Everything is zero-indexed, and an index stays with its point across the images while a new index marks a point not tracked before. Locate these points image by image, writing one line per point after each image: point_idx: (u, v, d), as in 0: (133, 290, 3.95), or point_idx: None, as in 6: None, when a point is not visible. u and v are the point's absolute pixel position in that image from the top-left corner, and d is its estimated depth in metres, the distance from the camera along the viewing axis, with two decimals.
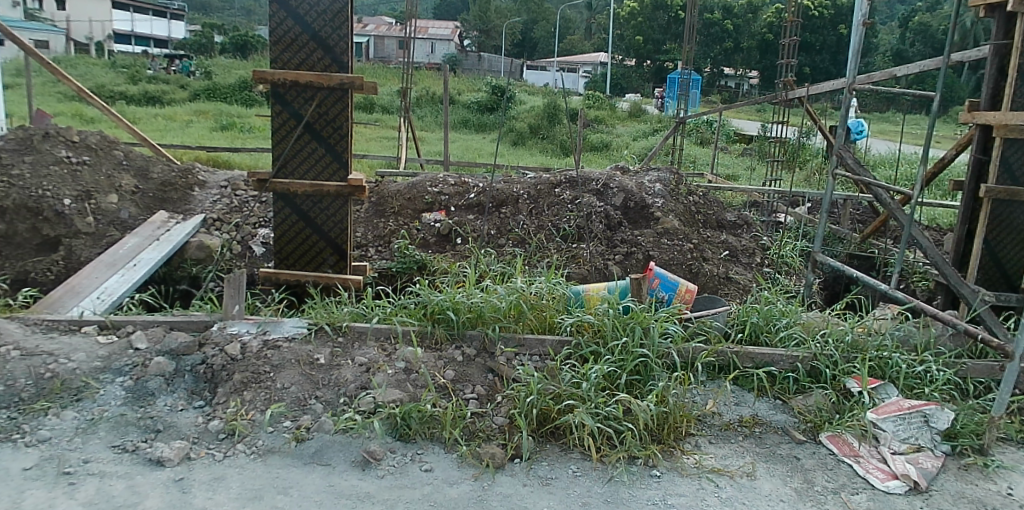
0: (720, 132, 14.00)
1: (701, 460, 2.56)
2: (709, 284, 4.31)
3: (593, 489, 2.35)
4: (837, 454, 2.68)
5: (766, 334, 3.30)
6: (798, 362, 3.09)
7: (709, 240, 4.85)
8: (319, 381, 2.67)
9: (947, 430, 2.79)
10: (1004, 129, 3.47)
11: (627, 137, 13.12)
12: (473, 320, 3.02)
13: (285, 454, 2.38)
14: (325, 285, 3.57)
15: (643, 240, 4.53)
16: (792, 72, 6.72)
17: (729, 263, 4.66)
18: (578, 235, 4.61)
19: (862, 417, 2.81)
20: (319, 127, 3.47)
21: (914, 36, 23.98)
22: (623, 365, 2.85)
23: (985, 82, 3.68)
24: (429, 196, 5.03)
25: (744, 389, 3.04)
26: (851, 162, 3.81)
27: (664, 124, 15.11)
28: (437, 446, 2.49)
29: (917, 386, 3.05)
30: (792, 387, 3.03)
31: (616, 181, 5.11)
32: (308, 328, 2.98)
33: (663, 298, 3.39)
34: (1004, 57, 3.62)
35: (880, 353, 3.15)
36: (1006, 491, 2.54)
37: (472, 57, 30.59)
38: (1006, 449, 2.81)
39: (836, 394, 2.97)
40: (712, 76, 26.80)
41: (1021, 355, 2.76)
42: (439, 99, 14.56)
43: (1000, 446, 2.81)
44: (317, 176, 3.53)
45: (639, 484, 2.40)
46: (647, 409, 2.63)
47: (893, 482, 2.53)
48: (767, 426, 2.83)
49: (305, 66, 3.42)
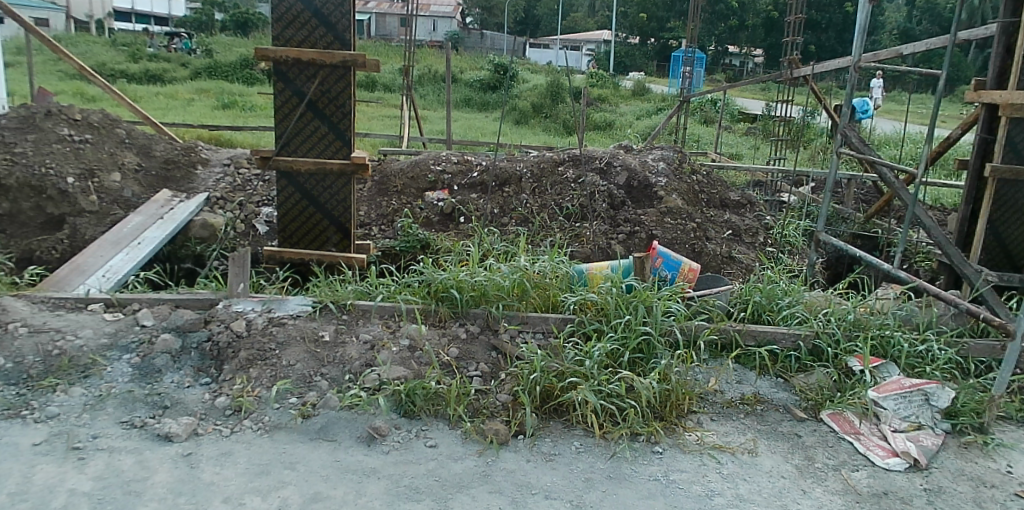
0: (724, 111, 13.92)
1: (702, 437, 2.58)
2: (712, 263, 4.32)
3: (596, 465, 2.38)
4: (838, 432, 2.71)
5: (768, 313, 3.31)
6: (801, 340, 3.11)
7: (712, 219, 4.84)
8: (324, 358, 2.69)
9: (948, 408, 2.81)
10: (1010, 108, 3.45)
11: (630, 116, 13.05)
12: (476, 298, 3.03)
13: (291, 430, 2.41)
14: (329, 264, 3.58)
15: (646, 219, 4.53)
16: (797, 50, 6.66)
17: (732, 243, 4.66)
18: (581, 214, 4.61)
19: (863, 395, 2.83)
20: (321, 105, 3.46)
21: (921, 14, 23.76)
22: (626, 343, 2.86)
23: (991, 61, 3.65)
24: (431, 174, 5.01)
25: (746, 367, 3.06)
26: (856, 141, 3.79)
27: (668, 103, 15.03)
28: (441, 422, 2.52)
29: (919, 365, 3.06)
30: (794, 366, 3.05)
31: (619, 160, 5.09)
32: (312, 306, 3.00)
33: (665, 277, 3.41)
34: (1012, 35, 3.58)
35: (882, 332, 3.16)
36: (1006, 469, 2.56)
37: (475, 35, 30.36)
38: (1006, 427, 2.83)
39: (838, 373, 2.98)
40: (717, 55, 26.58)
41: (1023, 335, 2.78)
42: (442, 77, 14.48)
43: (999, 425, 2.84)
44: (320, 155, 3.53)
45: (641, 460, 2.43)
46: (649, 387, 2.65)
47: (893, 459, 2.55)
48: (768, 404, 2.85)
49: (307, 43, 3.40)
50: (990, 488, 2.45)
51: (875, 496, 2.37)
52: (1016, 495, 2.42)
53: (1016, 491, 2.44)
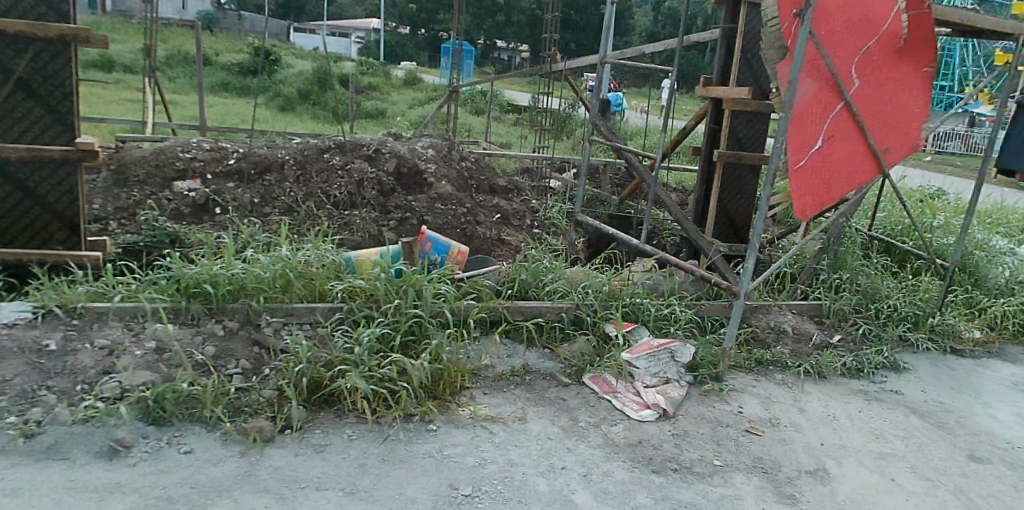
0: (493, 102, 14.45)
1: (475, 410, 2.74)
2: (482, 246, 4.47)
3: (368, 450, 2.38)
4: (598, 392, 3.13)
5: (533, 289, 3.56)
6: (563, 312, 3.44)
7: (481, 204, 5.01)
8: (50, 370, 2.37)
9: (690, 363, 3.43)
10: (733, 104, 4.17)
11: (402, 105, 13.03)
12: (234, 292, 2.83)
13: (11, 453, 2.09)
14: (55, 264, 3.14)
15: (416, 205, 4.57)
16: (555, 45, 7.07)
17: (500, 226, 4.85)
18: (350, 202, 4.51)
19: (618, 357, 3.29)
20: (35, 85, 3.02)
21: (663, 20, 26.53)
22: (397, 326, 2.86)
23: (716, 65, 4.43)
24: (181, 162, 4.60)
25: (515, 341, 3.33)
26: (604, 129, 4.17)
27: (440, 93, 15.28)
28: (196, 426, 2.33)
29: (665, 325, 3.58)
30: (558, 336, 3.39)
31: (388, 147, 5.05)
32: (33, 312, 2.61)
33: (435, 259, 3.46)
34: (730, 41, 4.36)
35: (633, 299, 3.61)
36: (737, 409, 3.30)
37: (233, 16, 28.30)
38: (737, 375, 3.67)
39: (597, 339, 3.39)
40: (486, 48, 27.51)
41: (745, 293, 3.44)
42: (194, 58, 13.35)
43: (732, 373, 3.67)
44: (36, 141, 3.08)
45: (416, 439, 2.48)
46: (421, 368, 2.68)
47: (646, 411, 3.07)
48: (536, 373, 3.15)
49: (14, 13, 2.94)
50: (725, 428, 3.15)
51: (629, 445, 2.85)
52: (746, 431, 3.17)
53: (745, 428, 3.19)
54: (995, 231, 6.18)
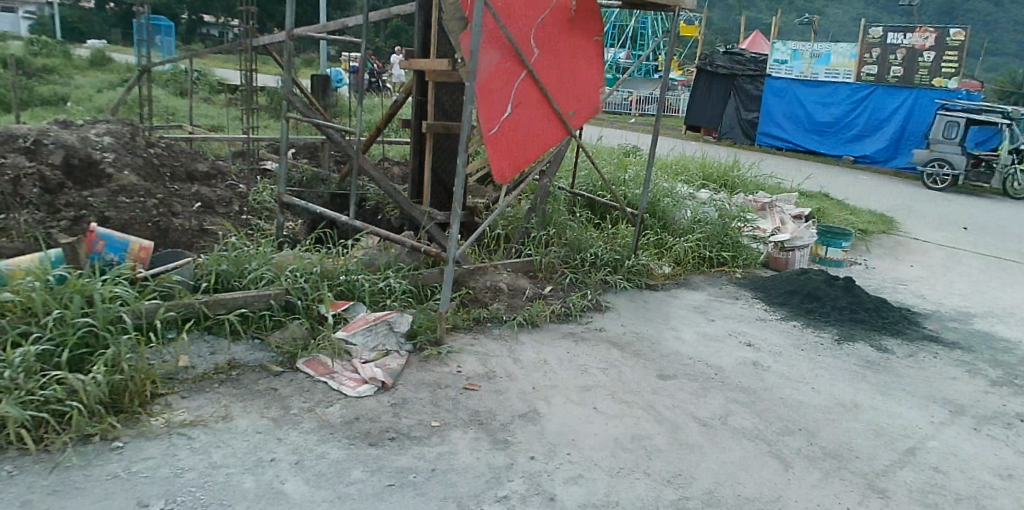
0: (202, 83, 13.34)
1: (169, 418, 2.76)
2: (180, 240, 4.09)
3: (36, 485, 2.34)
4: (314, 376, 3.21)
5: (237, 279, 3.56)
6: (272, 299, 3.47)
7: (178, 194, 4.72)
8: None
9: (408, 331, 3.60)
10: (435, 73, 4.25)
11: (89, 90, 11.49)
12: None
13: None
14: None
15: (93, 202, 4.13)
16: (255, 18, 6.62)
17: (202, 215, 4.55)
18: (5, 204, 4.00)
19: (333, 337, 3.38)
20: None
21: None
22: (64, 341, 2.77)
23: (417, 35, 4.53)
24: None
25: (219, 336, 3.33)
26: (301, 106, 4.25)
27: (135, 75, 13.69)
28: None
29: (381, 299, 3.78)
30: (268, 324, 3.43)
31: (52, 137, 4.58)
32: None
33: (111, 259, 3.29)
34: (428, 12, 4.48)
35: (349, 277, 3.77)
36: (456, 369, 3.49)
37: None
38: (457, 336, 3.85)
39: (310, 322, 3.47)
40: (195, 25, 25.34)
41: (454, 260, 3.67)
42: None
43: (453, 335, 3.84)
44: None
45: (96, 461, 2.48)
46: (93, 381, 2.65)
47: (363, 386, 3.18)
48: (243, 367, 3.19)
49: None
50: (444, 389, 3.32)
51: (345, 422, 2.95)
52: (465, 388, 3.36)
53: (463, 386, 3.37)
54: (678, 179, 7.18)
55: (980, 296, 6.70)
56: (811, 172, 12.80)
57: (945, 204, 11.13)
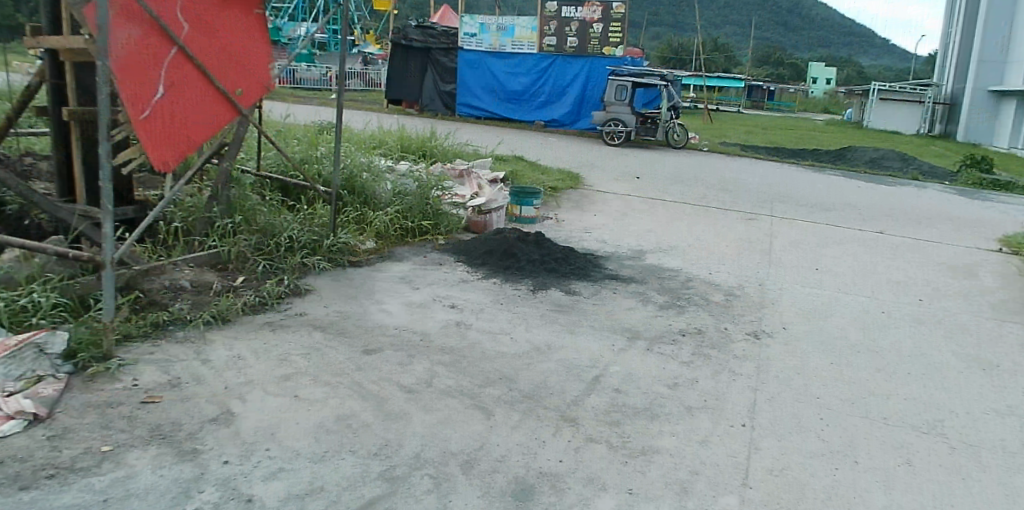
0: None
1: None
2: None
3: None
4: None
5: None
6: None
7: None
8: None
9: (66, 350, 3.65)
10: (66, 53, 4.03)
11: None
12: None
13: None
14: None
15: None
16: None
17: None
18: None
19: None
20: None
21: None
22: None
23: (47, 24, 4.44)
24: None
25: None
26: None
27: None
28: None
29: (28, 318, 3.88)
30: None
31: None
32: None
33: None
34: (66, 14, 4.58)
35: None
36: (130, 383, 3.59)
37: None
38: (130, 346, 3.97)
39: None
40: None
41: (111, 264, 3.54)
42: None
43: (126, 346, 3.96)
44: None
45: None
46: None
47: (10, 423, 3.12)
48: None
49: None
50: (118, 409, 3.36)
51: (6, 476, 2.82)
52: (144, 403, 3.44)
53: (141, 400, 3.46)
54: (372, 153, 8.05)
55: (645, 238, 8.29)
56: (495, 148, 14.30)
57: (611, 168, 13.40)
